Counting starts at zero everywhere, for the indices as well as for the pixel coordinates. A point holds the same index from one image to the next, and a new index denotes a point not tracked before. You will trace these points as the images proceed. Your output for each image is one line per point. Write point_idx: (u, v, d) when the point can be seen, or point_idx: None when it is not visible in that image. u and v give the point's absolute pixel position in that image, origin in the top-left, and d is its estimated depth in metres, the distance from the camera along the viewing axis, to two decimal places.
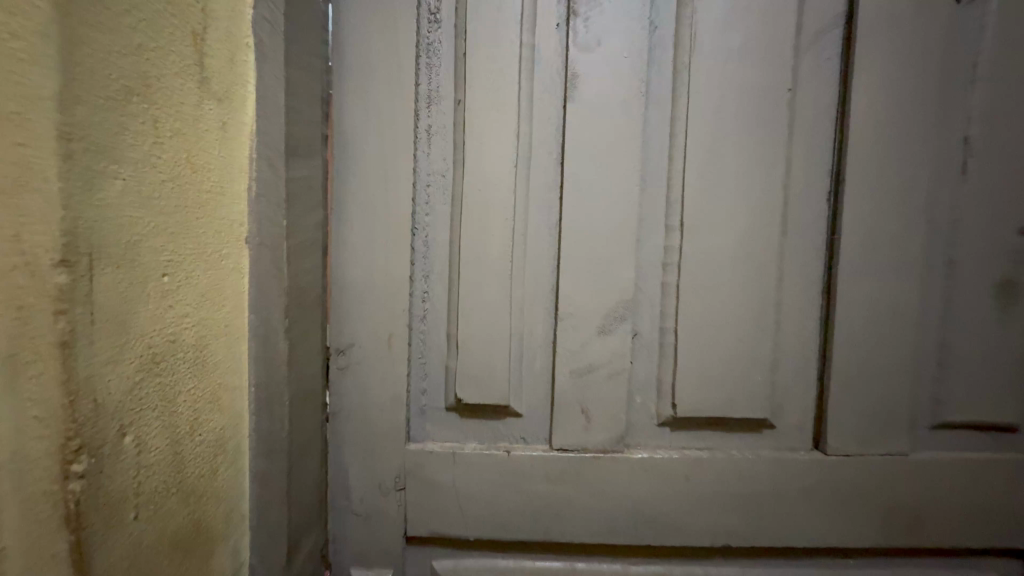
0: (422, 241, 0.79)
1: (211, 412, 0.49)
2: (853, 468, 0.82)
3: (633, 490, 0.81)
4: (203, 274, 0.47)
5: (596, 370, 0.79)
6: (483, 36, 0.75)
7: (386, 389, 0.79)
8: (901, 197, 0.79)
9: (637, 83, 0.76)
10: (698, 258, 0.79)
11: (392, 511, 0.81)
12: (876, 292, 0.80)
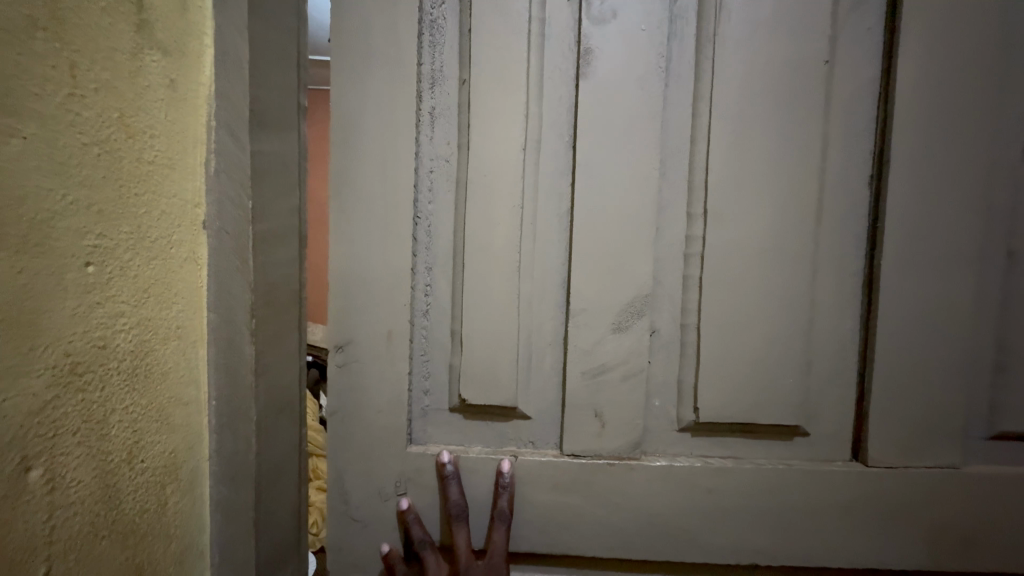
0: (425, 230, 0.74)
1: (157, 428, 0.45)
2: (897, 481, 0.72)
3: (649, 502, 0.73)
4: (144, 267, 0.43)
5: (609, 371, 0.72)
6: (490, 10, 0.69)
7: (386, 389, 0.73)
8: (955, 177, 0.69)
9: (655, 58, 0.69)
10: (717, 247, 0.71)
11: (390, 518, 0.75)
12: (922, 286, 0.70)
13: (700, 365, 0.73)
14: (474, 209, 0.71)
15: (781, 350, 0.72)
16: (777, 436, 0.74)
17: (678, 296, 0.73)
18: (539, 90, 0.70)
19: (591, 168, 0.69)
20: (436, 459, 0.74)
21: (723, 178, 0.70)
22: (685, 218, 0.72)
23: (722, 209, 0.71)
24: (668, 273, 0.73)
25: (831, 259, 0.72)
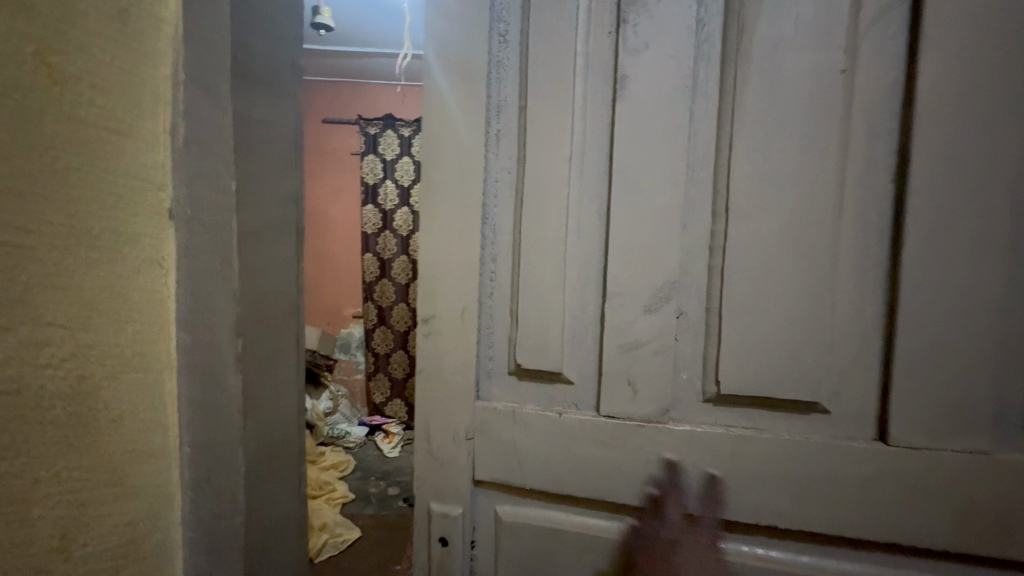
0: (490, 230, 0.79)
1: (60, 435, 0.41)
2: (935, 462, 0.62)
3: (675, 463, 0.70)
4: (83, 273, 0.42)
5: (642, 353, 0.71)
6: (547, 43, 0.73)
7: (459, 353, 0.79)
8: (993, 128, 0.59)
9: (686, 60, 0.67)
10: (743, 227, 0.67)
11: (460, 460, 0.80)
12: (952, 251, 0.60)
13: (723, 348, 0.69)
14: (534, 201, 0.75)
15: (801, 335, 0.66)
16: (796, 412, 0.68)
17: (705, 283, 0.71)
18: (583, 103, 0.73)
19: (629, 168, 0.70)
20: (499, 414, 0.78)
21: (749, 175, 0.67)
22: (709, 215, 0.70)
23: (745, 192, 0.67)
24: (693, 262, 0.70)
25: (851, 231, 0.65)
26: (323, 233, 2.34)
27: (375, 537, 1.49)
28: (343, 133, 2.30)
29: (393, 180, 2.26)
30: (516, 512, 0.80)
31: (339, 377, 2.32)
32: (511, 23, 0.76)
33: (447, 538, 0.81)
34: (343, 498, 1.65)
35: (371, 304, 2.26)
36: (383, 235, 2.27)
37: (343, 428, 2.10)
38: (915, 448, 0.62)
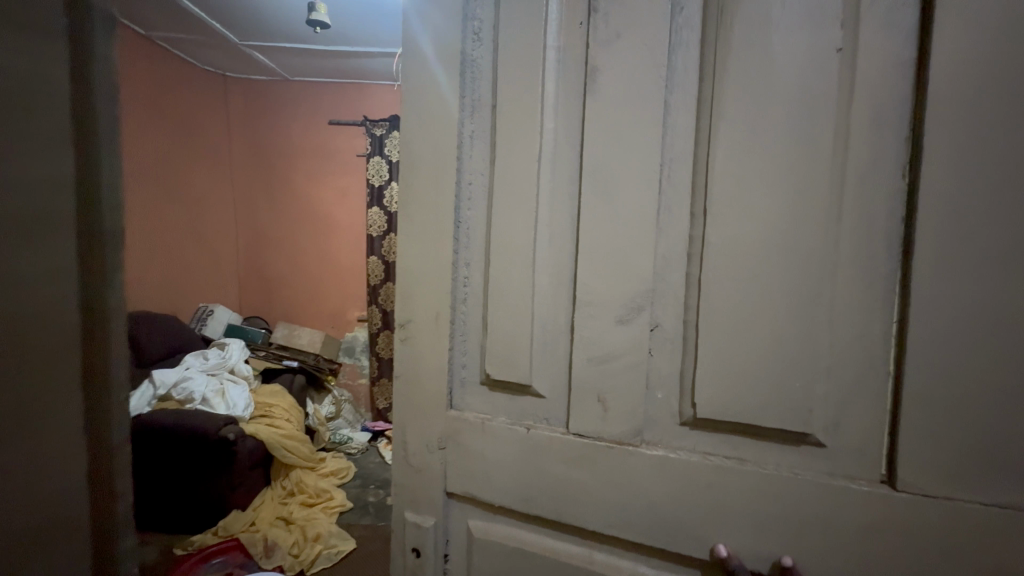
0: (464, 239, 0.67)
1: None
2: (949, 516, 0.44)
3: (642, 493, 0.55)
4: None
5: (614, 376, 0.57)
6: (516, 23, 0.60)
7: (432, 360, 0.67)
8: None
9: (662, 32, 0.52)
10: (724, 216, 0.51)
11: (432, 471, 0.68)
12: (980, 225, 0.42)
13: (699, 371, 0.53)
14: (505, 196, 0.62)
15: (785, 352, 0.49)
16: (780, 441, 0.50)
17: (681, 299, 0.55)
18: (557, 90, 0.59)
19: (601, 155, 0.56)
20: (469, 427, 0.65)
21: (735, 153, 0.50)
22: (688, 210, 0.53)
23: (730, 172, 0.50)
24: (668, 271, 0.55)
25: (857, 206, 0.46)
26: (328, 235, 2.31)
27: (371, 549, 1.46)
28: (351, 134, 2.26)
29: (398, 181, 2.17)
30: (489, 528, 0.66)
31: (342, 381, 2.29)
32: (486, 19, 0.63)
33: (419, 546, 0.69)
34: (341, 507, 1.63)
35: (375, 308, 2.22)
36: (388, 237, 2.20)
37: (344, 434, 2.07)
38: (926, 496, 0.45)
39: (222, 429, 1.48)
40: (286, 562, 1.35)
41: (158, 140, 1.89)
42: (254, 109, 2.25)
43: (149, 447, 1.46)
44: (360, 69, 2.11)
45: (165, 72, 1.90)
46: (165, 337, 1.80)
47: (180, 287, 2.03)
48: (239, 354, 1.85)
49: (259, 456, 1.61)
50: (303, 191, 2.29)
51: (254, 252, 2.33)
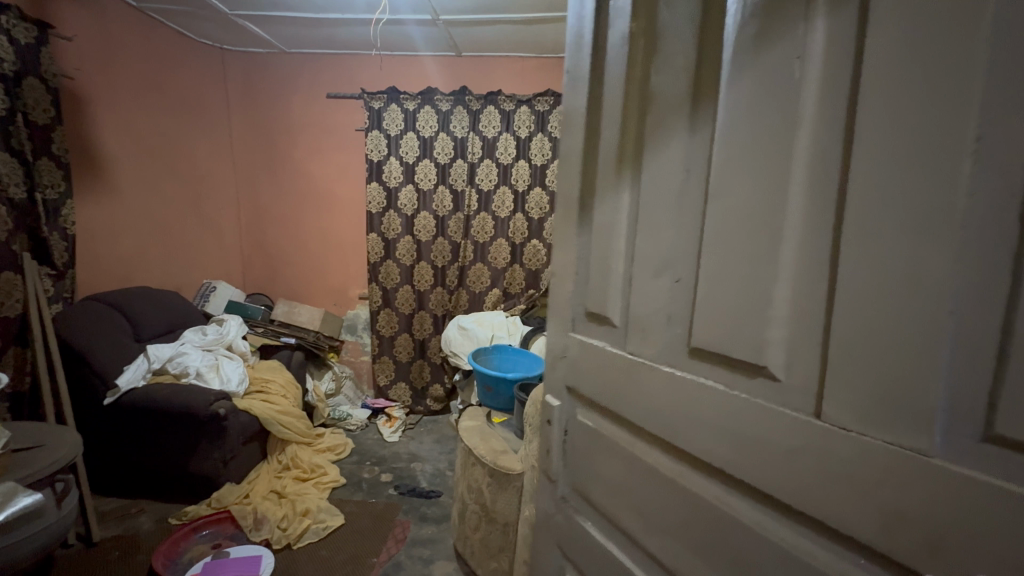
0: (595, 171, 0.62)
1: None
2: (859, 457, 0.34)
3: (655, 413, 0.52)
4: None
5: (651, 315, 0.53)
6: (627, 7, 0.55)
7: (563, 288, 0.68)
8: None
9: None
10: (728, 141, 0.44)
11: (556, 373, 0.70)
12: (910, 88, 0.31)
13: (699, 292, 0.47)
14: (609, 144, 0.59)
15: (747, 284, 0.43)
16: (746, 368, 0.43)
17: (691, 238, 0.48)
18: (641, 70, 0.54)
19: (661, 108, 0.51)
20: (577, 350, 0.65)
21: (742, 86, 0.42)
22: (696, 153, 0.48)
23: (732, 93, 0.43)
24: (687, 207, 0.49)
25: (819, 104, 0.37)
26: (328, 213, 2.25)
27: (357, 526, 1.42)
28: (348, 109, 2.16)
29: (398, 157, 2.11)
30: (583, 413, 0.65)
31: (345, 358, 2.31)
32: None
33: (550, 418, 0.72)
34: (334, 483, 1.60)
35: (375, 286, 2.18)
36: (388, 214, 2.15)
37: (344, 410, 2.06)
38: (844, 431, 0.35)
39: (213, 405, 1.41)
40: (273, 536, 1.32)
41: (157, 119, 1.88)
42: (253, 85, 2.19)
43: (140, 420, 1.42)
44: (337, 40, 1.95)
45: (161, 49, 1.87)
46: (164, 314, 1.74)
47: (180, 264, 2.02)
48: (236, 329, 1.79)
49: (253, 432, 1.55)
50: (303, 166, 2.22)
51: (256, 225, 2.30)
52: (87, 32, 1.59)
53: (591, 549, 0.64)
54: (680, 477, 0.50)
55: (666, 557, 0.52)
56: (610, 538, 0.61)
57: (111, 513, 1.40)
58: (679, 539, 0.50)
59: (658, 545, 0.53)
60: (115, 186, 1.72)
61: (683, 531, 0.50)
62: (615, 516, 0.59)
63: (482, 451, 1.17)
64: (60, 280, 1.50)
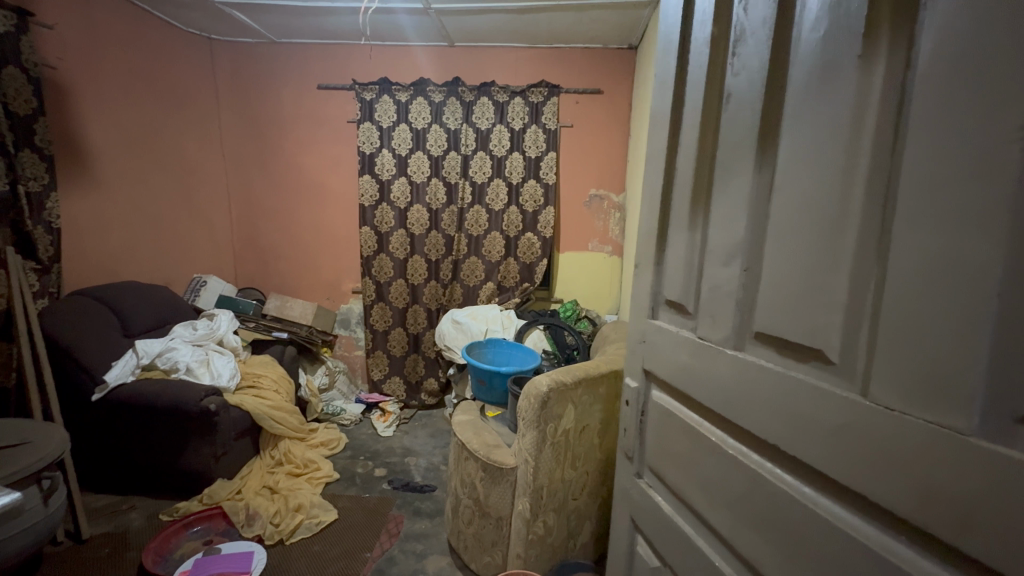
0: (675, 172, 0.65)
1: None
2: (900, 435, 0.35)
3: (721, 394, 0.54)
4: None
5: (720, 302, 0.55)
6: (708, 15, 0.57)
7: (643, 279, 0.71)
8: None
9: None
10: (793, 137, 0.45)
11: (635, 357, 0.73)
12: (962, 81, 0.32)
13: (764, 279, 0.49)
14: (687, 148, 0.62)
15: (808, 270, 0.44)
16: (804, 352, 0.44)
17: (755, 229, 0.50)
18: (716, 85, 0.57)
19: (733, 118, 0.53)
20: (655, 336, 0.68)
21: (807, 85, 0.44)
22: (760, 150, 0.50)
23: (798, 94, 0.45)
24: (752, 199, 0.50)
25: (876, 101, 0.38)
26: (320, 206, 2.22)
27: (350, 521, 1.41)
28: (340, 100, 2.13)
29: (390, 149, 2.08)
30: (659, 394, 0.68)
31: (339, 353, 2.30)
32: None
33: (628, 399, 0.75)
34: (327, 478, 1.60)
35: (368, 280, 2.15)
36: (380, 207, 2.12)
37: (337, 405, 2.07)
38: (886, 410, 0.36)
39: (203, 401, 1.39)
40: (265, 532, 1.31)
41: (146, 111, 1.85)
42: (241, 75, 2.14)
43: (131, 416, 1.40)
44: (326, 29, 1.92)
45: (147, 39, 1.84)
46: (152, 308, 1.72)
47: (170, 258, 2.00)
48: (227, 324, 1.78)
49: (245, 427, 1.54)
50: (293, 158, 2.19)
51: (247, 219, 2.27)
52: (69, 20, 1.55)
53: (658, 518, 0.68)
54: (741, 456, 0.52)
55: (725, 530, 0.54)
56: (679, 514, 0.64)
57: (101, 511, 1.39)
58: (737, 513, 0.52)
59: (719, 518, 0.55)
60: (101, 179, 1.69)
61: (741, 504, 0.51)
62: (682, 491, 0.62)
63: (475, 444, 1.16)
64: (46, 274, 1.48)
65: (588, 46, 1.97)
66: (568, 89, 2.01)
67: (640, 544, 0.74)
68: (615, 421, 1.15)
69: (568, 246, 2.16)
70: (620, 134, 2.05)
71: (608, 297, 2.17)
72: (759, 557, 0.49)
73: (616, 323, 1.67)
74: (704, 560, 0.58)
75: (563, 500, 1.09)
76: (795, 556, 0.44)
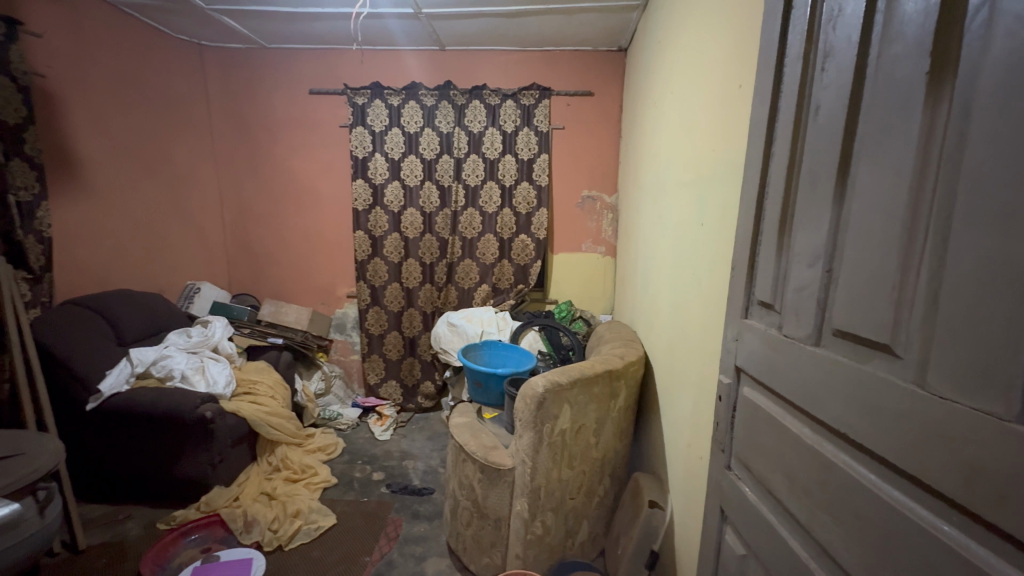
0: (766, 178, 0.63)
1: None
2: (950, 422, 0.34)
3: (801, 389, 0.52)
4: None
5: (805, 299, 0.53)
6: (803, 28, 0.55)
7: (738, 282, 0.69)
8: None
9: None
10: (868, 141, 0.44)
11: (728, 354, 0.71)
12: (1015, 83, 0.31)
13: (842, 271, 0.47)
14: (777, 157, 0.60)
15: (879, 265, 0.43)
16: (873, 345, 0.43)
17: (833, 225, 0.49)
18: (803, 98, 0.55)
19: (819, 131, 0.51)
20: (747, 335, 0.66)
21: (878, 100, 0.43)
22: (840, 163, 0.48)
23: (873, 105, 0.44)
24: (831, 200, 0.49)
25: (929, 108, 0.38)
26: (314, 211, 2.22)
27: (349, 525, 1.41)
28: (332, 104, 2.13)
29: (383, 153, 2.09)
30: (750, 390, 0.65)
31: (334, 357, 2.31)
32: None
33: (721, 395, 0.73)
34: (325, 483, 1.60)
35: (363, 284, 2.16)
36: (374, 212, 2.13)
37: (334, 410, 2.07)
38: (939, 399, 0.36)
39: (199, 408, 1.39)
40: (264, 538, 1.30)
41: (136, 117, 1.85)
42: (230, 79, 2.13)
43: (126, 424, 1.39)
44: (317, 34, 1.92)
45: (138, 45, 1.84)
46: (145, 316, 1.71)
47: (163, 265, 1.99)
48: (222, 331, 1.77)
49: (242, 433, 1.53)
50: (286, 163, 2.18)
51: (240, 225, 2.26)
52: (57, 28, 1.55)
53: (747, 510, 0.63)
54: (817, 446, 0.49)
55: (803, 516, 0.51)
56: (763, 502, 0.60)
57: (96, 521, 1.38)
58: (812, 502, 0.50)
59: (798, 507, 0.52)
60: (91, 187, 1.68)
61: (818, 493, 0.49)
62: (766, 480, 0.59)
63: (473, 446, 1.17)
64: (38, 284, 1.48)
65: (578, 48, 1.99)
66: (559, 91, 2.02)
67: (728, 533, 0.70)
68: (609, 420, 1.16)
69: (562, 246, 2.17)
70: (611, 137, 2.07)
71: (602, 298, 2.19)
72: (832, 539, 0.46)
73: (611, 323, 1.68)
74: (784, 546, 0.54)
75: (561, 499, 1.10)
76: (860, 541, 0.43)
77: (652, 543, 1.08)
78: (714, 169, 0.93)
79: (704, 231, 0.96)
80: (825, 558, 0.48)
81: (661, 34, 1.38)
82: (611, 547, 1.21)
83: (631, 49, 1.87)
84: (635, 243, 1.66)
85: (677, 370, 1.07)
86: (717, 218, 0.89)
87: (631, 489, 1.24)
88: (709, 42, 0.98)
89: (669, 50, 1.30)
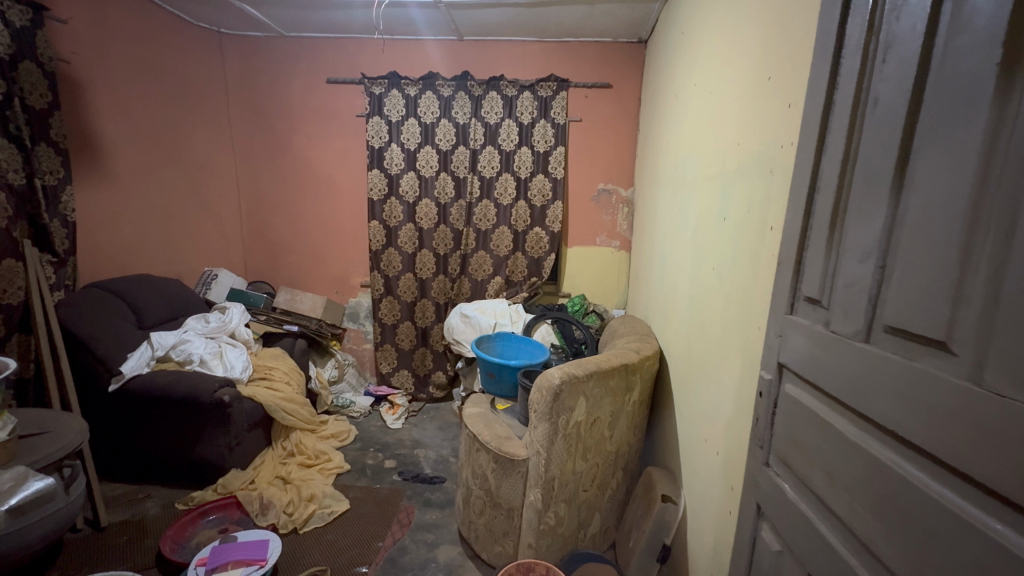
0: (817, 174, 0.62)
1: None
2: (1007, 420, 0.34)
3: (848, 386, 0.52)
4: None
5: (853, 295, 0.52)
6: (865, 18, 0.54)
7: (783, 277, 0.68)
8: None
9: None
10: (928, 134, 0.43)
11: (771, 351, 0.70)
12: None
13: (897, 266, 0.46)
14: (830, 152, 0.59)
15: (937, 261, 0.42)
16: (929, 343, 0.42)
17: (887, 219, 0.48)
18: (860, 91, 0.54)
19: (878, 125, 0.50)
20: (791, 332, 0.65)
21: (941, 93, 0.42)
22: (899, 156, 0.47)
23: (936, 98, 0.43)
24: (887, 194, 0.48)
25: (998, 99, 0.37)
26: (330, 201, 2.23)
27: (363, 511, 1.44)
28: (349, 93, 2.13)
29: (400, 143, 2.09)
30: (793, 389, 0.64)
31: (348, 345, 2.34)
32: None
33: (760, 390, 0.72)
34: (338, 469, 1.62)
35: (377, 274, 2.17)
36: (389, 202, 2.13)
37: (347, 398, 2.10)
38: (996, 396, 0.35)
39: (218, 392, 1.41)
40: (280, 521, 1.33)
41: (155, 105, 1.86)
42: (249, 67, 2.14)
43: (146, 406, 1.42)
44: (335, 23, 1.93)
45: (159, 33, 1.85)
46: (165, 301, 1.73)
47: (183, 251, 2.03)
48: (239, 318, 1.80)
49: (258, 419, 1.56)
50: (303, 152, 2.19)
51: (258, 213, 2.28)
52: (80, 16, 1.56)
53: (784, 506, 0.62)
54: (863, 443, 0.49)
55: (844, 512, 0.51)
56: (801, 498, 0.60)
57: (119, 499, 1.41)
58: (854, 498, 0.49)
59: (838, 503, 0.52)
60: (113, 173, 1.70)
61: (862, 489, 0.49)
62: (807, 477, 0.58)
63: (487, 436, 1.18)
64: (61, 267, 1.51)
65: (598, 40, 1.97)
66: (578, 83, 2.00)
67: (763, 529, 0.69)
68: (625, 414, 1.16)
69: (576, 240, 2.16)
70: (629, 130, 2.05)
71: (615, 292, 2.19)
72: (875, 535, 0.46)
73: (625, 317, 1.68)
74: (822, 541, 0.54)
75: (575, 491, 1.11)
76: (904, 537, 0.43)
77: (664, 538, 1.08)
78: (739, 163, 0.92)
79: (728, 225, 0.95)
80: (866, 555, 0.48)
81: (685, 26, 1.37)
82: (622, 539, 1.22)
83: (651, 41, 1.84)
84: (652, 238, 1.65)
85: (697, 365, 1.07)
86: (743, 211, 0.88)
87: (645, 484, 1.24)
88: (738, 33, 0.97)
89: (694, 42, 1.28)
